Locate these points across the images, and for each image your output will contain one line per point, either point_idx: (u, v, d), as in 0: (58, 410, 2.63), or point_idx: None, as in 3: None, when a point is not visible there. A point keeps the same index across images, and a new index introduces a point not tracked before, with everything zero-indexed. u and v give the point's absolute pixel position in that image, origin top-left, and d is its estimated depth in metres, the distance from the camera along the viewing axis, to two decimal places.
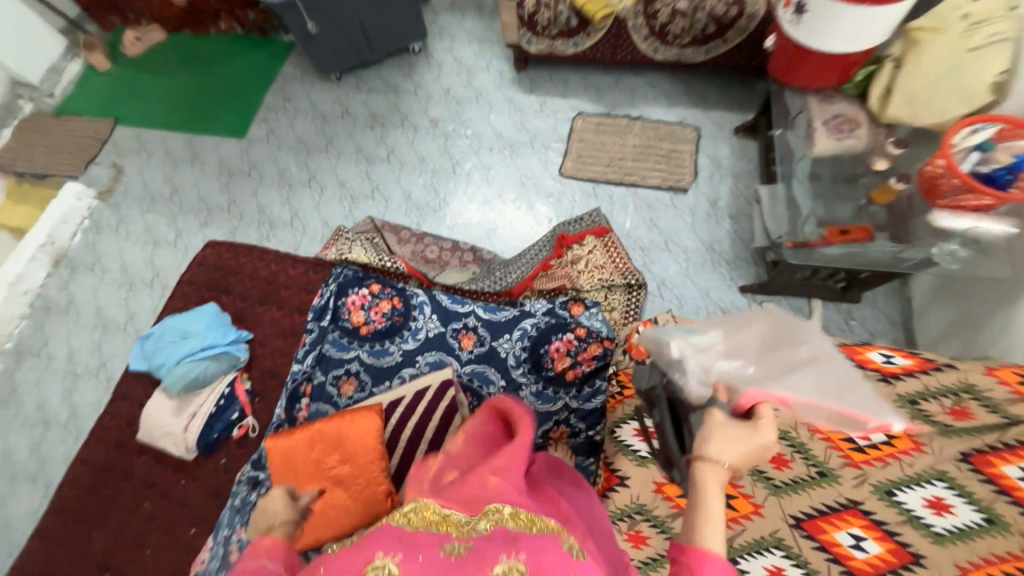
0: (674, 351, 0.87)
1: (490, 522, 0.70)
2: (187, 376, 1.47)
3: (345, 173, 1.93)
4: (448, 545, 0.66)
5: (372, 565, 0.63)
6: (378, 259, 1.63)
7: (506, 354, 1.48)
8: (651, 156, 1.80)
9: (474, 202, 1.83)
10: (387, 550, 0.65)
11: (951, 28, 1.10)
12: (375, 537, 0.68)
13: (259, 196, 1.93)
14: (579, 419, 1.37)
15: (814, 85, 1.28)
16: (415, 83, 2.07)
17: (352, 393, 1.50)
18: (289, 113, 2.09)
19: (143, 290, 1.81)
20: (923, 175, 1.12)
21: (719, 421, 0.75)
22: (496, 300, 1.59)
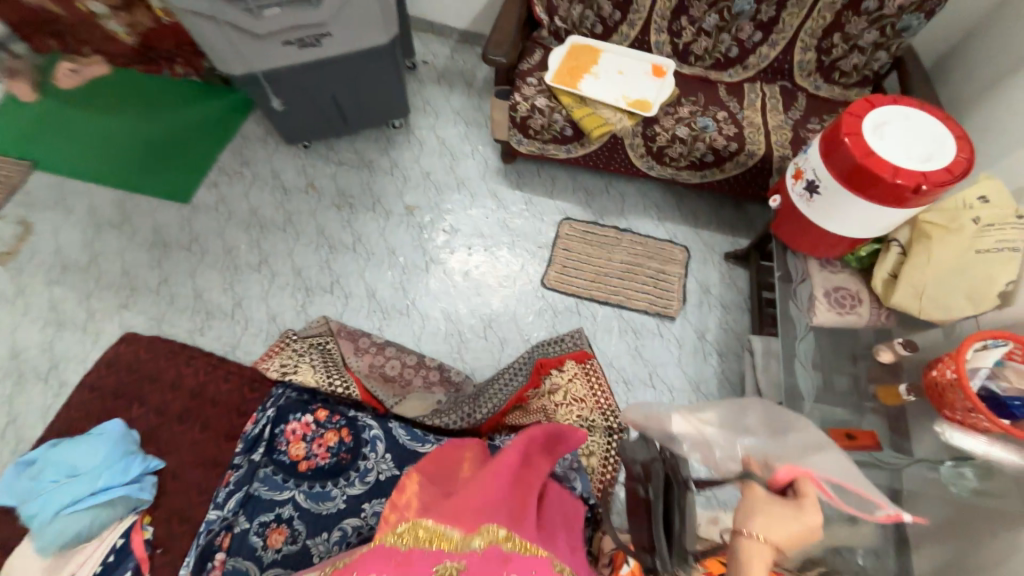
0: (678, 427, 0.83)
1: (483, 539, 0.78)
2: (66, 533, 1.17)
3: (302, 259, 1.71)
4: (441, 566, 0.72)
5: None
6: (326, 379, 1.40)
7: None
8: (639, 274, 1.71)
9: (447, 308, 1.66)
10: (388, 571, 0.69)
11: (962, 229, 1.06)
12: (375, 556, 0.73)
13: (198, 277, 1.68)
14: None
15: (818, 255, 1.21)
16: (394, 162, 1.91)
17: (280, 547, 1.21)
18: (244, 179, 1.85)
19: (34, 386, 1.51)
20: (927, 378, 1.06)
21: (761, 497, 0.69)
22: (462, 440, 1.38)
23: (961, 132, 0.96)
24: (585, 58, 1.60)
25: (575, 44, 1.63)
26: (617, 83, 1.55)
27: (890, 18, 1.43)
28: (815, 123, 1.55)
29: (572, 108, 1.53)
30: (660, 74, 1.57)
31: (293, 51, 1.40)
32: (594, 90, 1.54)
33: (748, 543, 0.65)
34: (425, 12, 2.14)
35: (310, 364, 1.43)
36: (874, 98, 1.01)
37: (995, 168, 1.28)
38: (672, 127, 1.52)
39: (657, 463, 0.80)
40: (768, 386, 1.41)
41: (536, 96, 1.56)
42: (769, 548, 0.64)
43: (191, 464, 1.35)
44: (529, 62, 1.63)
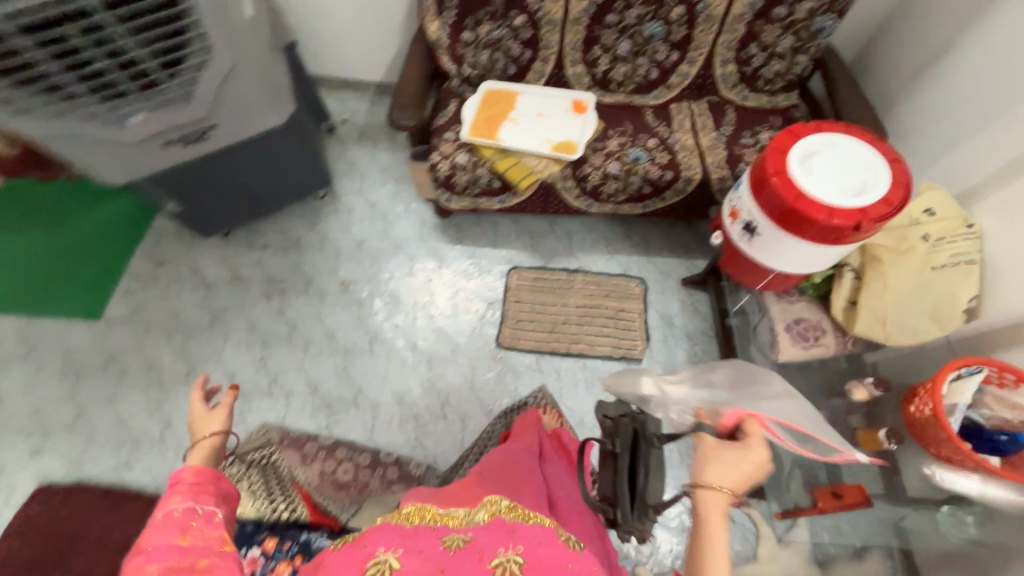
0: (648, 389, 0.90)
1: (485, 514, 0.68)
2: None
3: (234, 362, 1.56)
4: (446, 540, 0.61)
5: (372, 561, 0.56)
6: (268, 506, 1.25)
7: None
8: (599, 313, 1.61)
9: (398, 389, 1.52)
10: (389, 546, 0.59)
11: (914, 248, 0.99)
12: (373, 533, 0.62)
13: (118, 403, 1.50)
14: None
15: (771, 290, 1.13)
16: (322, 236, 1.77)
17: None
18: (160, 281, 1.69)
19: None
20: (908, 416, 0.97)
21: (711, 446, 0.71)
22: None
23: (893, 154, 0.88)
24: (501, 104, 1.51)
25: (489, 91, 1.54)
26: (537, 126, 1.46)
27: (802, 22, 1.38)
28: (748, 136, 1.48)
29: (495, 160, 1.43)
30: (580, 109, 1.48)
31: (179, 149, 1.27)
32: (515, 137, 1.45)
33: (707, 494, 0.67)
34: (335, 71, 2.03)
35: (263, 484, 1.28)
36: (798, 126, 0.93)
37: (933, 165, 1.22)
38: (603, 163, 1.43)
39: (625, 419, 0.77)
40: None
41: (456, 152, 1.46)
42: (725, 495, 0.67)
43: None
44: (443, 116, 1.53)
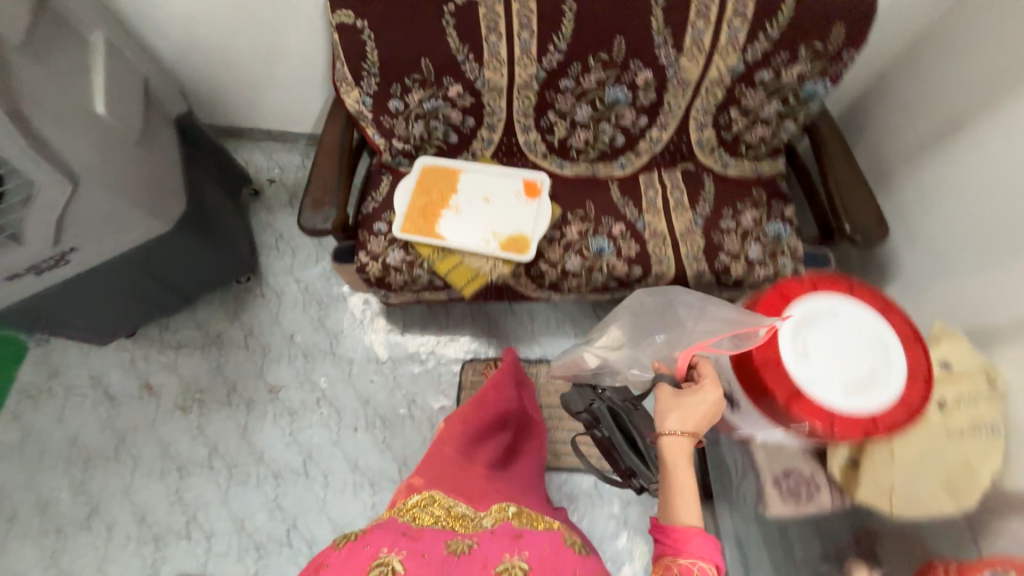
0: (592, 361, 0.88)
1: (493, 519, 0.82)
2: None
3: (145, 496, 1.34)
4: (451, 545, 0.73)
5: (376, 561, 0.66)
6: None
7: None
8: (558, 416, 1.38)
9: (338, 519, 1.33)
10: (394, 548, 0.68)
11: (930, 415, 0.80)
12: (378, 534, 0.72)
13: (10, 555, 1.29)
14: None
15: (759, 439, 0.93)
16: (247, 329, 1.53)
17: None
18: (54, 398, 1.44)
19: None
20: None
21: (668, 395, 0.74)
22: None
23: (909, 330, 0.69)
24: (441, 185, 1.27)
25: (427, 167, 1.30)
26: (484, 214, 1.24)
27: (790, 87, 1.16)
28: (728, 217, 1.27)
29: (434, 260, 1.21)
30: (533, 194, 1.26)
31: (29, 280, 1.01)
32: (457, 228, 1.23)
33: (668, 440, 0.71)
34: (257, 122, 1.74)
35: None
36: (789, 284, 0.74)
37: (957, 271, 1.02)
38: (561, 259, 1.23)
39: (597, 404, 0.88)
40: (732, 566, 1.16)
41: (388, 250, 1.23)
42: (689, 436, 0.70)
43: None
44: (373, 201, 1.29)
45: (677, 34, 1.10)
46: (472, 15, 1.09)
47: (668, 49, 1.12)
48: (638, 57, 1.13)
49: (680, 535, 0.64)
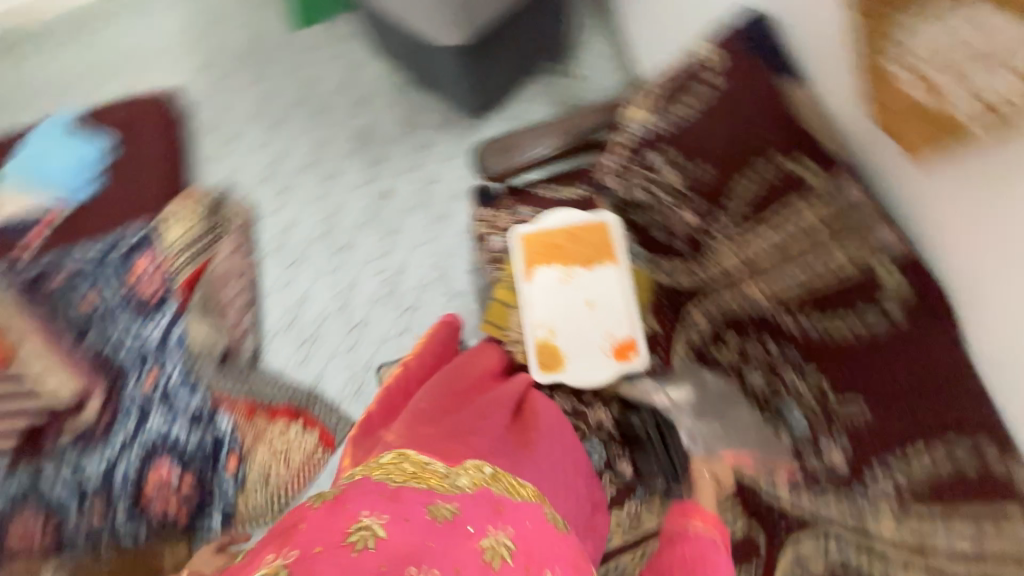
0: (658, 402, 0.99)
1: (471, 479, 0.70)
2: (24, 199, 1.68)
3: (294, 150, 1.79)
4: (432, 507, 0.60)
5: (354, 526, 0.55)
6: (183, 247, 1.56)
7: (47, 489, 1.37)
8: (304, 446, 1.48)
9: (315, 292, 1.65)
10: (376, 511, 0.57)
11: None
12: (357, 493, 0.61)
13: (240, 94, 1.87)
14: (65, 534, 1.35)
15: None
16: (428, 143, 1.72)
17: (44, 318, 1.47)
18: (337, 51, 1.86)
19: (114, 68, 1.93)
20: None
21: (703, 476, 0.90)
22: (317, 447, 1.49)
23: None
24: (588, 249, 1.11)
25: (603, 224, 1.12)
26: (575, 313, 1.11)
27: None
28: None
29: (504, 282, 1.15)
30: (622, 357, 1.05)
31: None
32: (546, 300, 1.12)
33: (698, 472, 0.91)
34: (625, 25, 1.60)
35: (207, 227, 1.61)
36: None
37: None
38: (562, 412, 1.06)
39: (647, 416, 1.03)
40: None
41: (498, 233, 1.16)
42: (714, 477, 0.92)
43: (55, 228, 1.64)
44: (546, 189, 1.19)
45: (920, 488, 0.75)
46: (779, 195, 0.86)
47: (890, 478, 0.78)
48: (851, 439, 0.82)
49: (689, 511, 0.77)
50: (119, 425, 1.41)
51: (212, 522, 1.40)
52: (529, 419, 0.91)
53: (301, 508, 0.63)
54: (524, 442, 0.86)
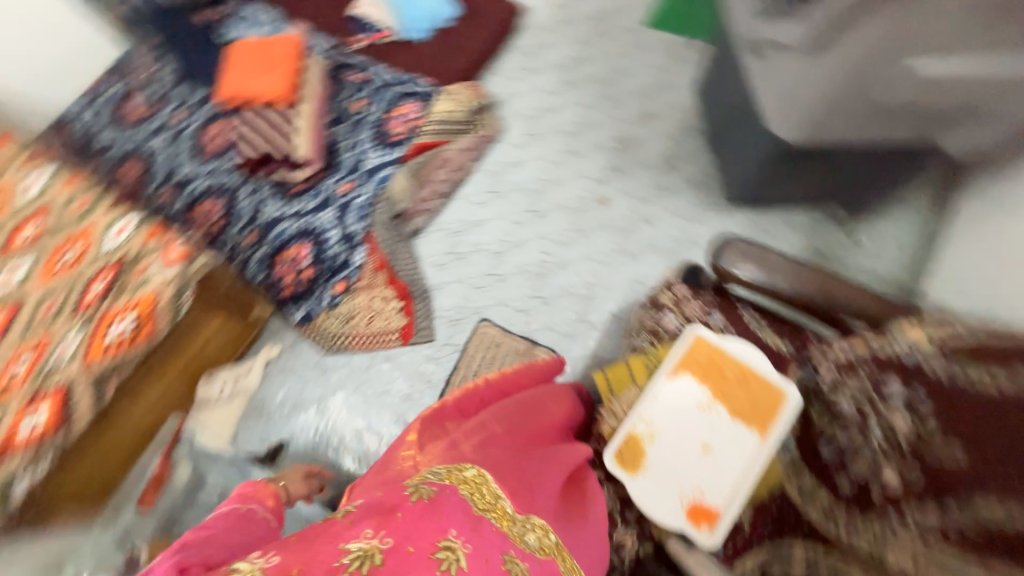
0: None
1: (536, 538, 0.81)
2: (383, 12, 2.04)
3: (566, 113, 1.89)
4: (508, 557, 0.73)
5: (444, 543, 0.69)
6: (443, 119, 1.81)
7: (247, 202, 1.78)
8: (391, 324, 1.62)
9: (489, 224, 1.75)
10: (461, 536, 0.71)
11: None
12: (448, 506, 0.75)
13: (565, 44, 2.02)
14: (231, 235, 1.75)
15: None
16: (669, 191, 1.70)
17: (336, 102, 1.89)
18: (662, 66, 1.91)
19: None
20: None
21: None
22: (393, 334, 1.62)
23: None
24: (748, 404, 0.99)
25: (784, 399, 0.98)
26: (686, 446, 1.00)
27: None
28: None
29: (647, 361, 1.09)
30: (700, 519, 0.93)
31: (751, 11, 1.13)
32: (673, 411, 1.03)
33: None
34: (948, 254, 1.44)
35: (464, 105, 1.85)
36: None
37: None
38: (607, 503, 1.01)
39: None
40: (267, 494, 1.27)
41: (681, 314, 1.13)
42: None
43: (376, 47, 2.03)
44: (751, 318, 1.11)
45: None
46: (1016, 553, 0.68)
47: None
48: None
49: None
50: (309, 199, 1.74)
51: (300, 310, 1.65)
52: (578, 490, 0.97)
53: (400, 489, 0.75)
54: (576, 517, 0.92)
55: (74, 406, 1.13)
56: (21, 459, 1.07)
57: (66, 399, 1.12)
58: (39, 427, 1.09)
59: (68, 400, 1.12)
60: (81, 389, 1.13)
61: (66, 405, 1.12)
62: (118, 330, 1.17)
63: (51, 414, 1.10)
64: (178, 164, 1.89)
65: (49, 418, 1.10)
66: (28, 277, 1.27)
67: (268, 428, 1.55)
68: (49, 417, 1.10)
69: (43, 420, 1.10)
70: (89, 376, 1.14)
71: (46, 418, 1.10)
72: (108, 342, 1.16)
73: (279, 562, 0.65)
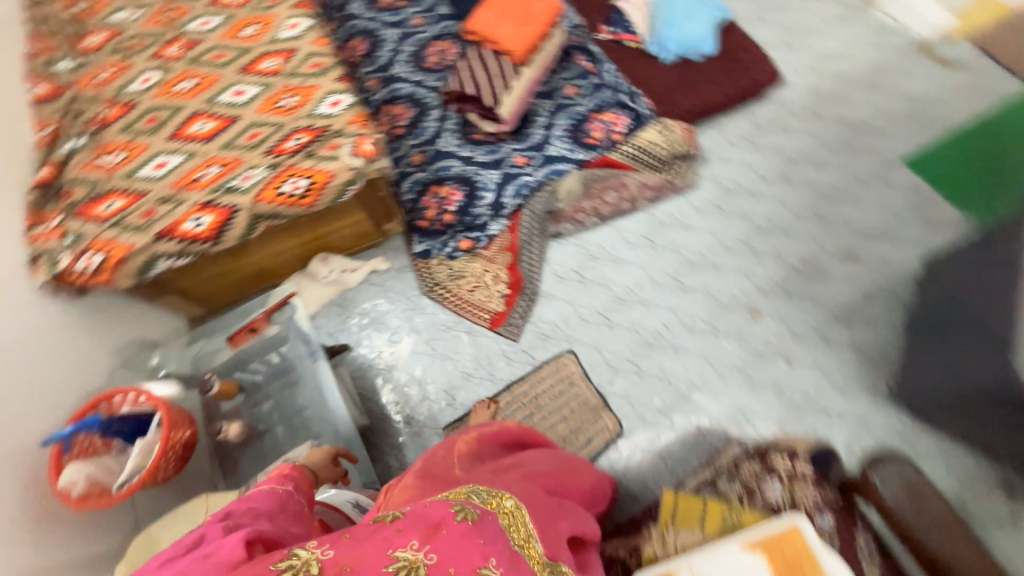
0: None
1: None
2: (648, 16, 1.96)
3: (762, 205, 1.72)
4: None
5: (483, 570, 0.68)
6: (642, 146, 1.72)
7: (433, 128, 1.87)
8: (489, 303, 1.61)
9: (626, 266, 1.66)
10: (500, 566, 0.70)
11: None
12: (489, 533, 0.73)
13: (801, 139, 1.82)
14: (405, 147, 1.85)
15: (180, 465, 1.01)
16: (825, 345, 1.49)
17: (554, 81, 1.90)
18: (894, 213, 1.65)
19: (780, 28, 2.04)
20: (186, 412, 1.06)
21: None
22: (483, 314, 1.61)
23: None
24: None
25: None
26: None
27: None
28: None
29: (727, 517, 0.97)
30: None
31: None
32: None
33: None
34: None
35: (668, 144, 1.73)
36: None
37: None
38: None
39: None
40: (305, 398, 1.21)
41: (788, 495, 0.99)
42: None
43: (615, 47, 1.99)
44: (865, 545, 0.93)
45: None
46: None
47: None
48: None
49: None
50: (484, 154, 1.79)
51: (422, 245, 1.70)
52: (587, 562, 0.93)
53: (446, 506, 0.74)
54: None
55: (230, 226, 1.23)
56: (174, 247, 1.20)
57: (227, 218, 1.22)
58: (197, 229, 1.21)
59: (228, 219, 1.22)
60: (238, 218, 1.23)
61: (225, 222, 1.22)
62: (292, 187, 1.26)
63: (211, 224, 1.21)
64: (398, 63, 2.04)
65: (211, 226, 1.22)
66: (252, 102, 1.41)
67: (339, 328, 1.64)
68: (209, 227, 1.21)
69: (207, 225, 1.21)
70: (253, 210, 1.24)
71: (206, 225, 1.21)
72: (280, 191, 1.25)
73: (333, 557, 0.65)
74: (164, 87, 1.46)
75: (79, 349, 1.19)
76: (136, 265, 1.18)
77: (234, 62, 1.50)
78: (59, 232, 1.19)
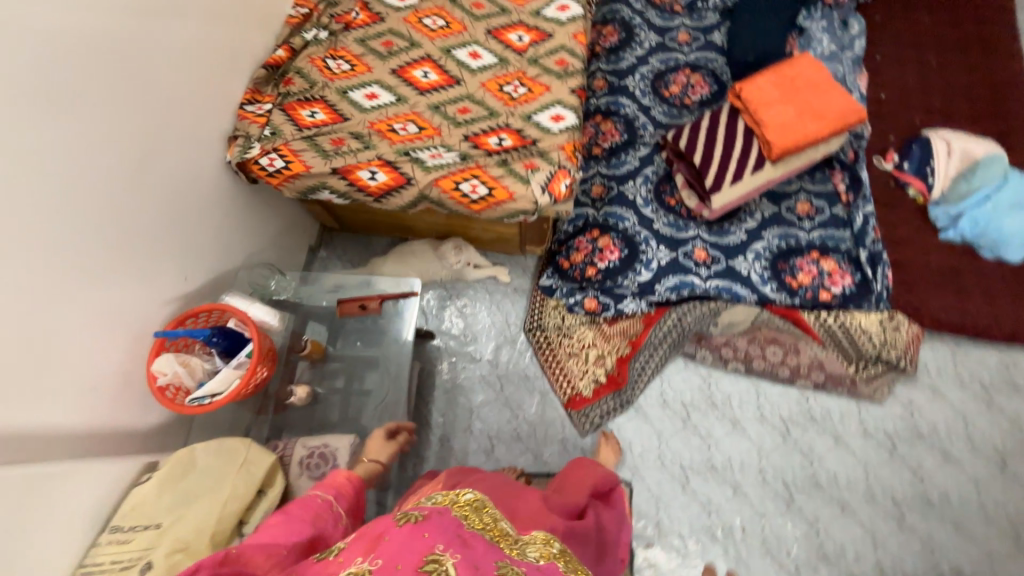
0: None
1: (540, 551, 0.65)
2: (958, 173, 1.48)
3: (945, 472, 1.33)
4: (503, 563, 0.57)
5: (430, 556, 0.54)
6: (846, 325, 1.38)
7: (629, 168, 1.64)
8: (578, 381, 1.45)
9: (740, 436, 1.40)
10: (450, 545, 0.55)
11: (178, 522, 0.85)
12: (436, 515, 0.59)
13: None
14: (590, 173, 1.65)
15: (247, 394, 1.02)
16: None
17: (791, 189, 1.55)
18: None
19: None
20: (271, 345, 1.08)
21: None
22: (565, 386, 1.47)
23: None
24: None
25: None
26: None
27: None
28: None
29: None
30: None
31: None
32: None
33: None
34: None
35: (881, 342, 1.36)
36: None
37: None
38: None
39: None
40: (368, 385, 1.20)
41: None
42: None
43: (891, 186, 1.56)
44: None
45: None
46: None
47: None
48: None
49: None
50: (665, 226, 1.54)
51: (549, 280, 1.56)
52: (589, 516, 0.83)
53: (386, 515, 0.60)
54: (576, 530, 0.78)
55: (395, 194, 1.18)
56: (342, 186, 1.18)
57: (398, 184, 1.16)
58: (368, 182, 1.17)
59: (398, 185, 1.17)
60: (406, 189, 1.17)
61: (394, 187, 1.17)
62: (469, 188, 1.16)
63: (382, 183, 1.17)
64: (636, 76, 1.79)
65: (382, 184, 1.17)
66: (480, 73, 1.30)
67: (432, 312, 1.61)
68: (379, 185, 1.17)
69: (381, 181, 1.17)
70: (424, 189, 1.17)
71: (377, 181, 1.17)
72: (456, 187, 1.16)
73: None
74: (414, 15, 1.39)
75: (228, 226, 1.25)
76: (305, 185, 1.19)
77: (488, 20, 1.38)
78: (263, 119, 1.22)
